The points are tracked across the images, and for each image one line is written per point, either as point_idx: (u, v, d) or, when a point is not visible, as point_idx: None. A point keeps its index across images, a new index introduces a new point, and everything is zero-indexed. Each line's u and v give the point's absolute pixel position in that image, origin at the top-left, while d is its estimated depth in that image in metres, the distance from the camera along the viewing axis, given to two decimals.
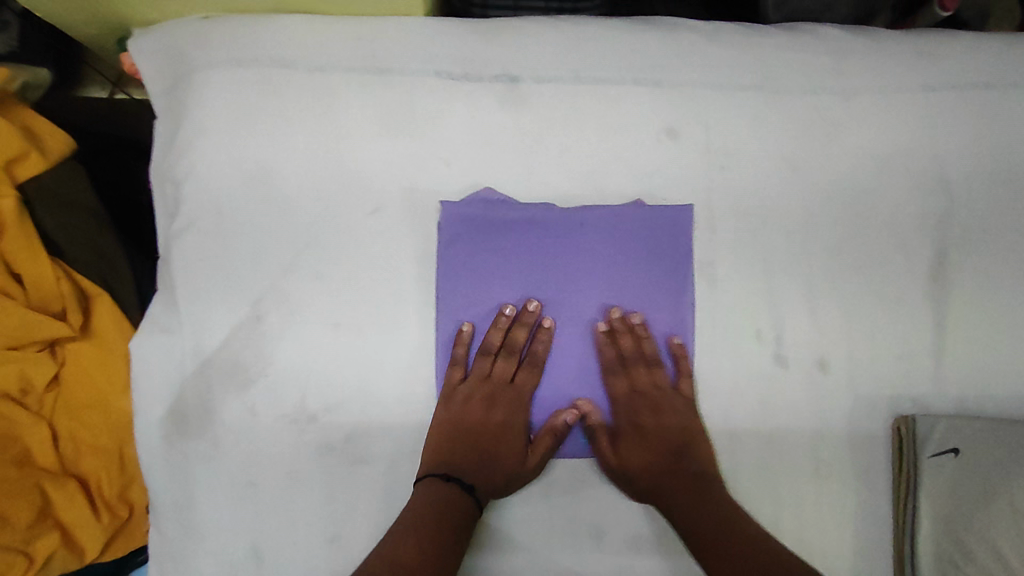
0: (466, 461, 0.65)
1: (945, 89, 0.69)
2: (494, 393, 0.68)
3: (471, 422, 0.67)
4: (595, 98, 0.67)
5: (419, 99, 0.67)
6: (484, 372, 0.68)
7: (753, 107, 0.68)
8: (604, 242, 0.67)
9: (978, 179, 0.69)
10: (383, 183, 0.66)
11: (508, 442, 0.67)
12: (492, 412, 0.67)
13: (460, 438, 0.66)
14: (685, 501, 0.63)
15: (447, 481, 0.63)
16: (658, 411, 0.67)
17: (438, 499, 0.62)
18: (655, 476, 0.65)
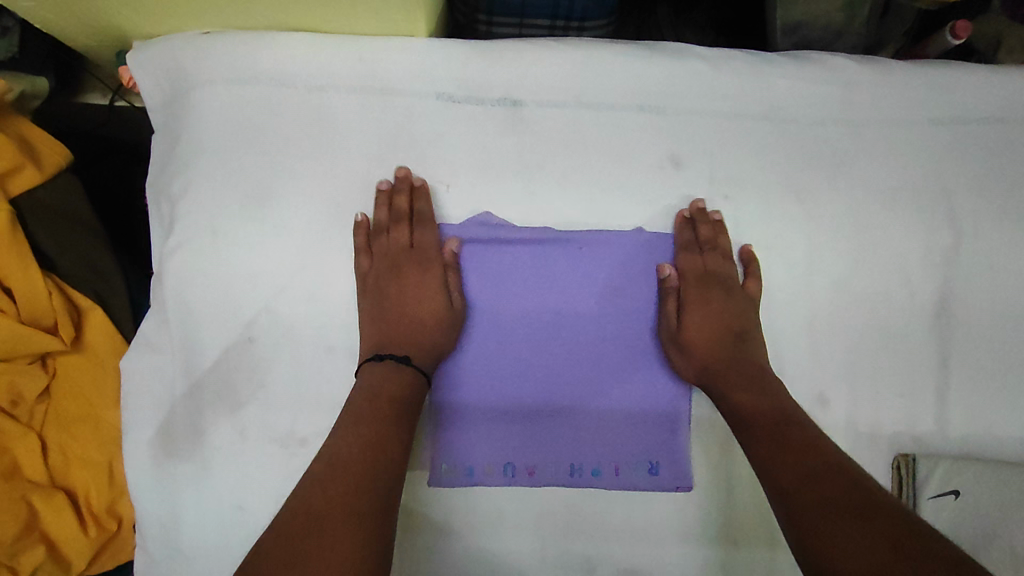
0: (404, 338, 0.60)
1: (953, 123, 0.66)
2: (399, 257, 0.62)
3: (391, 293, 0.61)
4: (596, 122, 0.64)
5: (419, 119, 0.63)
6: (388, 244, 0.62)
7: (760, 136, 0.65)
8: (606, 275, 0.63)
9: (991, 213, 0.65)
10: (381, 204, 0.62)
11: (425, 303, 0.61)
12: (408, 283, 0.61)
13: (387, 318, 0.60)
14: (760, 415, 0.56)
15: (382, 361, 0.58)
16: (730, 297, 0.62)
17: (378, 386, 0.56)
18: (726, 370, 0.60)
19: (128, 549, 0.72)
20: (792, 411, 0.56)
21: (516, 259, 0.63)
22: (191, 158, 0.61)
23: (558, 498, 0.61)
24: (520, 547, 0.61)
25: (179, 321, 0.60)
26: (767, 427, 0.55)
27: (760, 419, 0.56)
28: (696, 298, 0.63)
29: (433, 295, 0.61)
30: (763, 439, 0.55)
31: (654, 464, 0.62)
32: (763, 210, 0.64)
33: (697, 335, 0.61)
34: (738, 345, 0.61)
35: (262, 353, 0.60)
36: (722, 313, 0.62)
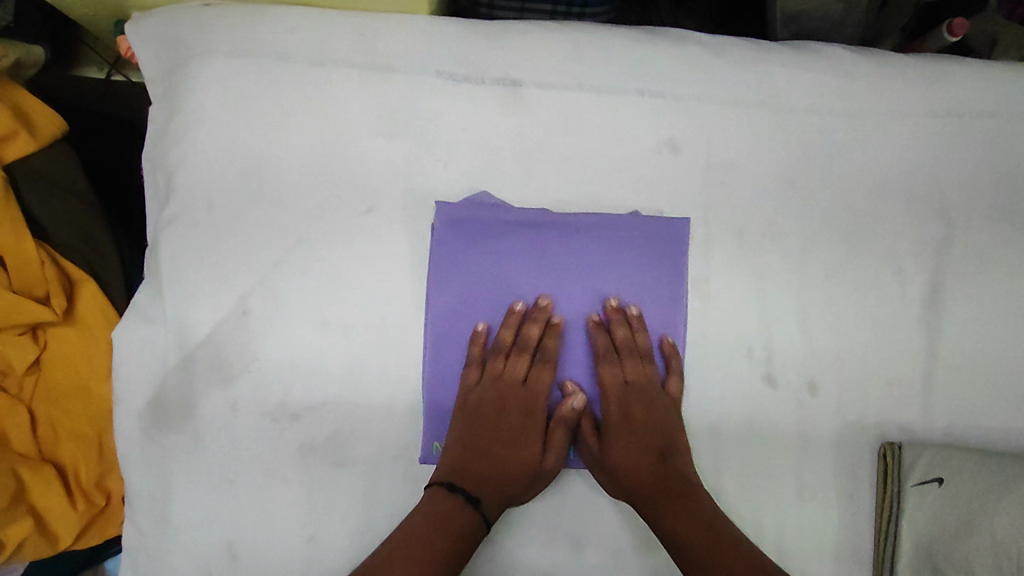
0: (476, 476, 0.60)
1: (947, 116, 0.67)
2: (511, 382, 0.63)
3: (494, 421, 0.63)
4: (595, 105, 0.64)
5: (418, 97, 0.63)
6: (506, 372, 0.63)
7: (758, 124, 0.65)
8: (599, 255, 0.64)
9: (982, 206, 0.66)
10: (379, 181, 0.62)
11: (520, 447, 0.62)
12: (506, 418, 0.63)
13: (480, 450, 0.61)
14: (682, 514, 0.58)
15: (452, 492, 0.58)
16: (651, 406, 0.63)
17: (451, 507, 0.57)
18: (660, 494, 0.59)
19: (121, 518, 0.75)
20: (707, 508, 0.58)
21: (517, 246, 0.63)
22: (188, 129, 0.61)
23: (547, 480, 0.62)
24: (508, 526, 0.62)
25: (172, 293, 0.60)
26: (684, 527, 0.57)
27: (676, 522, 0.58)
28: (619, 423, 0.63)
29: (535, 439, 0.63)
30: (682, 536, 0.57)
31: None
32: (759, 197, 0.65)
33: (616, 440, 0.62)
34: (662, 450, 0.61)
35: (256, 327, 0.60)
36: (643, 418, 0.63)
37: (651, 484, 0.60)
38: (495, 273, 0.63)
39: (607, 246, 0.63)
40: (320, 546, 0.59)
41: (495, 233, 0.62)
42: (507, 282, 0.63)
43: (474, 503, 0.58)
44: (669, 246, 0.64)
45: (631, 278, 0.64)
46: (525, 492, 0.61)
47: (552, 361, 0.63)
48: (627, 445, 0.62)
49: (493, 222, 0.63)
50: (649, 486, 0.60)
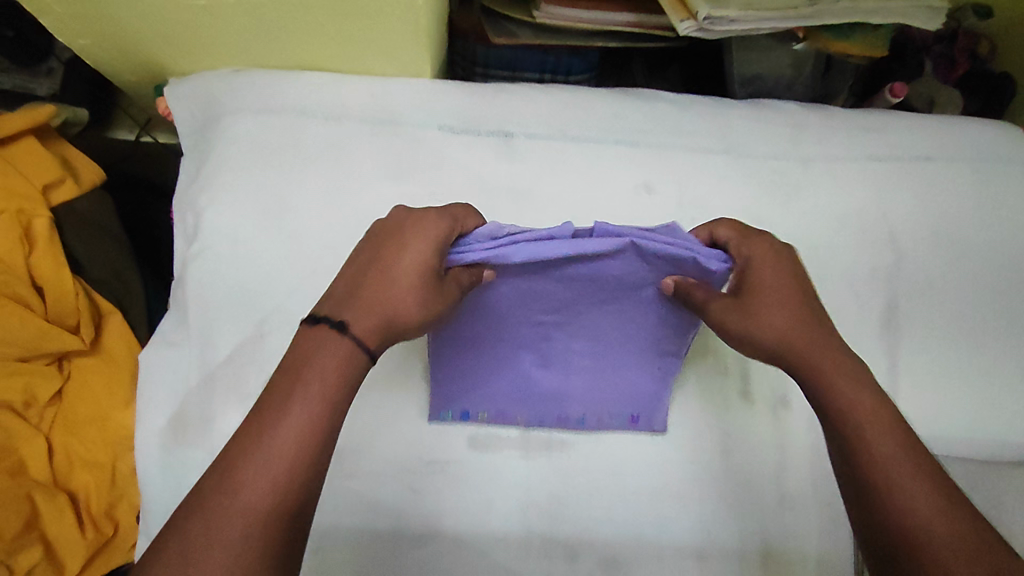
0: (360, 306, 0.50)
1: (889, 160, 0.75)
2: (401, 243, 0.51)
3: (371, 277, 0.51)
4: (578, 153, 0.73)
5: (422, 146, 0.71)
6: (389, 231, 0.53)
7: (722, 167, 0.74)
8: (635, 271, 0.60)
9: (923, 237, 0.74)
10: (386, 217, 0.69)
11: (399, 288, 0.50)
12: (380, 279, 0.51)
13: (277, 428, 0.44)
14: (841, 377, 0.52)
15: (317, 325, 0.48)
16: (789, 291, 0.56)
17: (318, 348, 0.47)
18: (805, 362, 0.54)
19: (132, 538, 0.76)
20: (862, 376, 0.52)
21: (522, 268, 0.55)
22: (218, 175, 0.69)
23: (542, 490, 0.67)
24: (507, 536, 0.66)
25: (199, 317, 0.66)
26: (861, 416, 0.50)
27: (845, 393, 0.51)
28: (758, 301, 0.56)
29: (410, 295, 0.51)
30: (841, 414, 0.51)
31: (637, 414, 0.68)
32: None
33: (761, 311, 0.55)
34: (811, 321, 0.55)
35: (273, 348, 0.65)
36: (778, 283, 0.56)
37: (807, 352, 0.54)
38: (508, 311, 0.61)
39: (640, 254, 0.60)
40: (329, 552, 0.64)
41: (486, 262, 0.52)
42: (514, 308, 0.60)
43: (355, 354, 0.47)
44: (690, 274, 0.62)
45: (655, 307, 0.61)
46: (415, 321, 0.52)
47: (432, 239, 0.51)
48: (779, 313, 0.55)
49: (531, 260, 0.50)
50: (811, 357, 0.53)
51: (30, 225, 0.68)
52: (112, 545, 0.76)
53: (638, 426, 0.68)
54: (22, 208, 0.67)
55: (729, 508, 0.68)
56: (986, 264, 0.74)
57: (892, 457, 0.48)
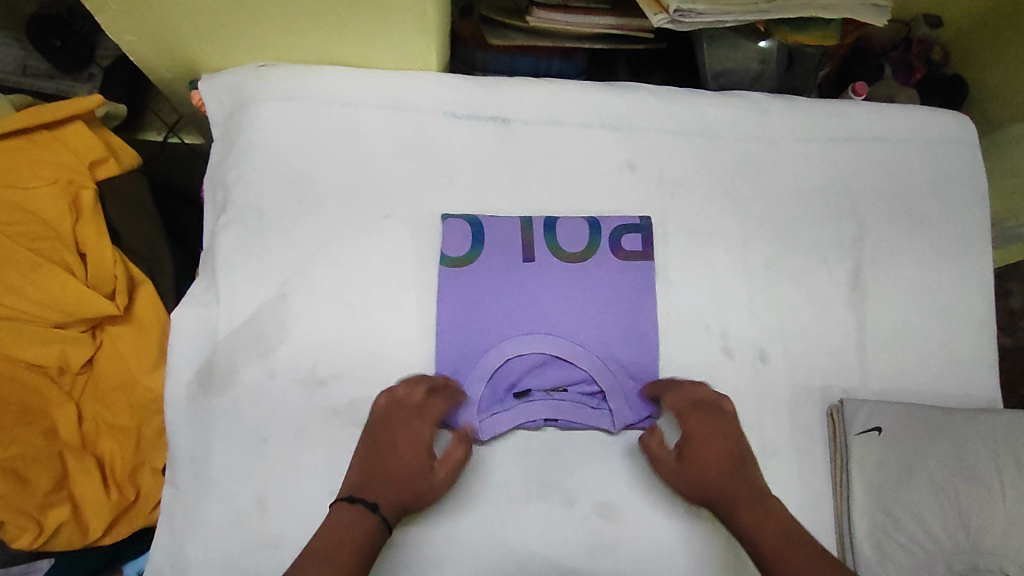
0: (377, 484, 0.62)
1: (850, 143, 0.83)
2: (405, 473, 0.64)
3: (383, 451, 0.64)
4: (570, 136, 0.81)
5: (430, 130, 0.79)
6: (394, 413, 0.67)
7: (698, 148, 0.81)
8: (594, 237, 0.76)
9: (883, 210, 0.81)
10: (397, 193, 0.77)
11: (407, 461, 0.64)
12: (392, 454, 0.64)
13: (332, 561, 0.54)
14: (760, 520, 0.61)
15: (354, 503, 0.60)
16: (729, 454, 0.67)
17: (353, 525, 0.58)
18: (736, 500, 0.63)
19: (156, 495, 0.79)
20: (783, 515, 0.62)
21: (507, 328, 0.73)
22: (245, 155, 0.76)
23: (539, 440, 0.72)
24: (506, 483, 0.71)
25: (224, 280, 0.72)
26: (770, 537, 0.59)
27: (759, 524, 0.61)
28: (692, 443, 0.67)
29: (417, 459, 0.64)
30: (771, 559, 0.58)
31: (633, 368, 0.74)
32: (705, 204, 0.80)
33: (701, 453, 0.66)
34: (739, 467, 0.66)
35: (293, 309, 0.72)
36: (720, 443, 0.67)
37: (730, 487, 0.64)
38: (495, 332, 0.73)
39: (602, 246, 0.76)
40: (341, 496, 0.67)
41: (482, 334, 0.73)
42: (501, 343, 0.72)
43: (378, 524, 0.59)
44: (644, 234, 0.77)
45: (636, 287, 0.75)
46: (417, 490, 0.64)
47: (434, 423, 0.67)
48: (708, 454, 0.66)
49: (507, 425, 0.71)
50: (729, 492, 0.64)
51: (77, 195, 0.75)
52: (135, 506, 0.79)
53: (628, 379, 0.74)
54: (72, 180, 0.75)
55: None
56: (942, 234, 0.81)
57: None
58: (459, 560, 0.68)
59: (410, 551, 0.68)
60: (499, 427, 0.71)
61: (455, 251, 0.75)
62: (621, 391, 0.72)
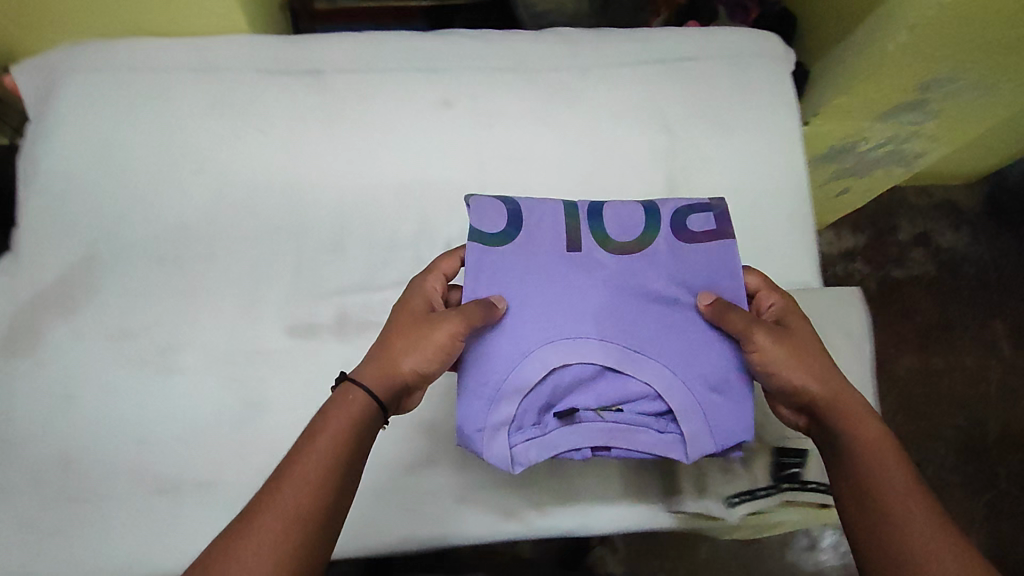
0: (379, 357, 0.59)
1: (658, 62, 0.85)
2: (408, 331, 0.60)
3: (389, 331, 0.61)
4: (383, 80, 0.81)
5: (240, 87, 0.79)
6: (421, 291, 0.64)
7: (511, 81, 0.82)
8: (650, 227, 0.67)
9: (694, 123, 0.84)
10: (207, 148, 0.77)
11: (410, 334, 0.59)
12: (406, 332, 0.60)
13: (337, 432, 0.53)
14: (873, 429, 0.58)
15: (356, 383, 0.57)
16: (822, 350, 0.63)
17: (346, 400, 0.56)
18: (841, 407, 0.59)
19: None
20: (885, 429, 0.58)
21: (534, 330, 0.61)
22: (53, 128, 0.77)
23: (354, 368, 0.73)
24: (320, 411, 0.72)
25: (32, 249, 0.74)
26: (874, 447, 0.56)
27: (875, 436, 0.57)
28: (783, 335, 0.61)
29: (423, 334, 0.59)
30: (878, 468, 0.55)
31: (717, 386, 0.61)
32: (519, 132, 0.81)
33: (806, 342, 0.62)
34: (830, 364, 0.62)
35: (100, 269, 0.73)
36: (808, 340, 0.62)
37: (840, 389, 0.60)
38: (552, 330, 0.61)
39: (663, 234, 0.67)
40: (150, 446, 0.69)
41: (516, 332, 0.61)
42: (555, 349, 0.60)
43: (363, 397, 0.56)
44: (716, 214, 0.69)
45: (715, 276, 0.65)
46: (416, 364, 0.59)
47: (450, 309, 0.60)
48: (808, 353, 0.61)
49: (541, 455, 0.60)
50: (842, 399, 0.60)
51: None
52: None
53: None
54: None
55: None
56: (751, 139, 0.84)
57: (921, 519, 0.50)
58: (279, 491, 0.70)
59: (221, 489, 0.68)
60: (537, 454, 0.61)
61: (268, 199, 0.77)
62: (700, 412, 0.60)
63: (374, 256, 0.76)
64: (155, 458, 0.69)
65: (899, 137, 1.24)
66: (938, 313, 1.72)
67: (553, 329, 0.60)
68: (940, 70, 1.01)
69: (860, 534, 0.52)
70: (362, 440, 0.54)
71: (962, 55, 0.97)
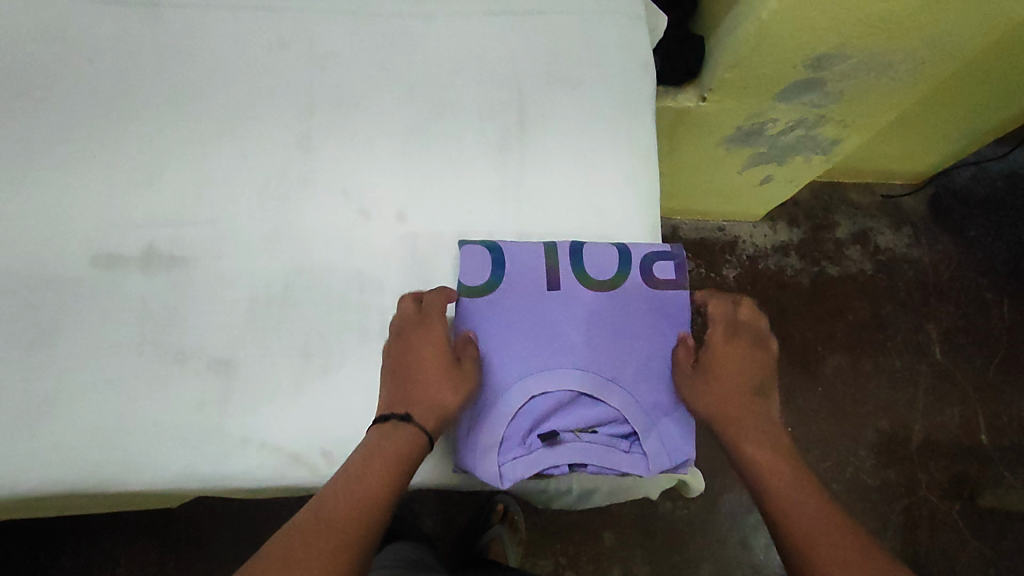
0: (442, 396, 0.67)
1: (504, 14, 0.85)
2: (445, 379, 0.68)
3: (430, 374, 0.68)
4: (220, 16, 0.81)
5: (72, 16, 0.79)
6: (420, 331, 0.69)
7: (348, 25, 0.82)
8: (623, 266, 0.72)
9: (535, 76, 0.83)
10: (30, 72, 0.77)
11: (453, 380, 0.67)
12: (453, 377, 0.67)
13: (371, 458, 0.63)
14: (760, 433, 0.68)
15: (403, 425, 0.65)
16: (722, 371, 0.70)
17: (405, 439, 0.65)
18: (740, 424, 0.68)
19: None
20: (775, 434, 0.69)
21: (513, 362, 0.69)
22: None
23: (156, 301, 0.71)
24: (110, 338, 0.69)
25: None
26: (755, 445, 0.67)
27: (761, 441, 0.67)
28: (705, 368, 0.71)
29: (458, 380, 0.67)
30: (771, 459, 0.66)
31: (674, 410, 0.70)
32: (351, 76, 0.81)
33: (712, 372, 0.70)
34: (739, 391, 0.70)
35: None
36: (729, 372, 0.70)
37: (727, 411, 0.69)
38: (514, 370, 0.69)
39: (634, 275, 0.72)
40: None
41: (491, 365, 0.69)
42: (506, 383, 0.68)
43: (421, 435, 0.66)
44: (679, 262, 0.74)
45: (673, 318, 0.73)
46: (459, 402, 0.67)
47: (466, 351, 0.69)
48: (721, 383, 0.69)
49: (525, 471, 0.66)
50: (733, 417, 0.69)
51: None
52: None
53: (255, 239, 0.74)
54: None
55: (336, 308, 0.72)
56: (595, 95, 0.83)
57: (797, 497, 0.62)
58: (55, 419, 0.67)
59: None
60: (523, 470, 0.66)
61: (87, 124, 0.76)
62: (657, 435, 0.69)
63: (188, 189, 0.76)
64: None
65: (807, 122, 1.20)
66: (870, 315, 1.59)
67: (511, 364, 0.69)
68: (827, 46, 0.96)
69: (772, 517, 0.62)
70: (400, 471, 0.63)
71: (847, 32, 0.93)
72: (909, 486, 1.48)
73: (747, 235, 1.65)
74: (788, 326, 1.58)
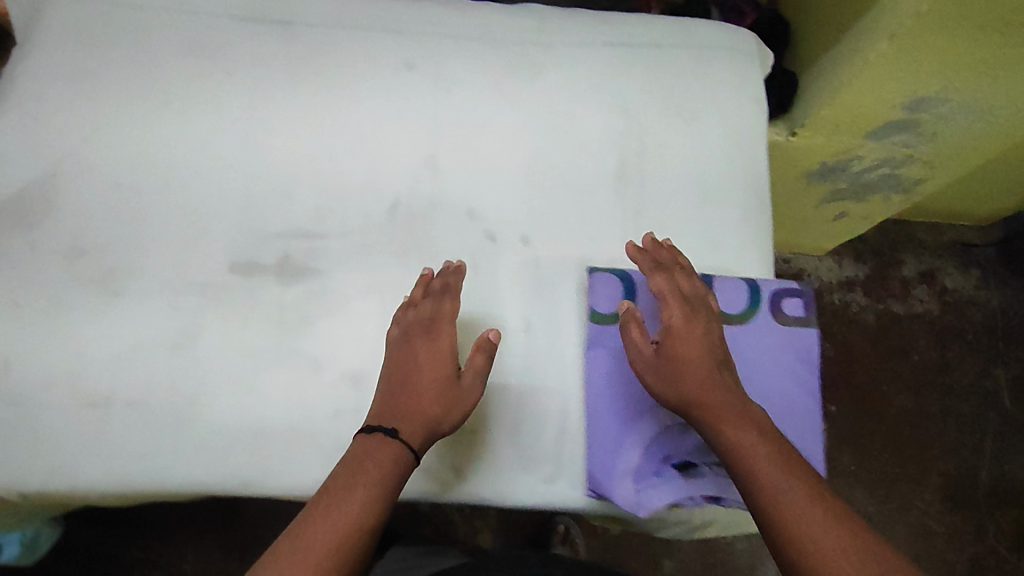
0: (427, 409, 0.66)
1: (623, 46, 0.86)
2: (450, 395, 0.67)
3: (422, 384, 0.67)
4: (350, 36, 0.84)
5: (212, 31, 0.83)
6: (428, 340, 0.69)
7: (472, 51, 0.85)
8: (752, 303, 0.76)
9: (653, 109, 0.84)
10: (174, 84, 0.81)
11: (438, 395, 0.67)
12: (454, 392, 0.67)
13: (362, 467, 0.61)
14: (726, 407, 0.63)
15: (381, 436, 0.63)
16: (681, 341, 0.68)
17: (388, 458, 0.62)
18: (713, 402, 0.64)
19: None
20: (752, 411, 0.64)
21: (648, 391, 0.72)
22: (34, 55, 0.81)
23: (291, 311, 0.73)
24: (246, 345, 0.72)
25: None
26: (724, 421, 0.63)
27: (734, 425, 0.62)
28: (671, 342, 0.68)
29: (447, 394, 0.67)
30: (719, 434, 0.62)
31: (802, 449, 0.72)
32: (476, 101, 0.83)
33: (674, 350, 0.67)
34: (693, 364, 0.66)
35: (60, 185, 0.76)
36: (695, 344, 0.68)
37: (693, 390, 0.65)
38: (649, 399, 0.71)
39: (762, 311, 0.76)
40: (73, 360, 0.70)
41: (627, 392, 0.71)
42: (642, 411, 0.71)
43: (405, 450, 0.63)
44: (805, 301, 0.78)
45: (799, 356, 0.75)
46: (448, 414, 0.67)
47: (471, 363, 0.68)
48: (693, 362, 0.66)
49: (664, 501, 0.67)
50: (700, 398, 0.64)
51: None
52: None
53: (385, 255, 0.76)
54: None
55: (463, 327, 0.74)
56: (712, 130, 0.84)
57: (761, 473, 0.58)
58: (194, 421, 0.69)
59: (139, 410, 0.69)
60: (659, 500, 0.68)
61: (226, 137, 0.80)
62: None
63: (320, 203, 0.78)
64: (75, 373, 0.70)
65: (894, 160, 1.18)
66: (938, 356, 1.57)
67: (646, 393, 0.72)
68: (929, 88, 0.96)
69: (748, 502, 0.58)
70: (387, 482, 0.61)
71: (952, 75, 0.93)
72: (978, 534, 1.45)
73: (814, 269, 1.64)
74: (856, 364, 1.56)
